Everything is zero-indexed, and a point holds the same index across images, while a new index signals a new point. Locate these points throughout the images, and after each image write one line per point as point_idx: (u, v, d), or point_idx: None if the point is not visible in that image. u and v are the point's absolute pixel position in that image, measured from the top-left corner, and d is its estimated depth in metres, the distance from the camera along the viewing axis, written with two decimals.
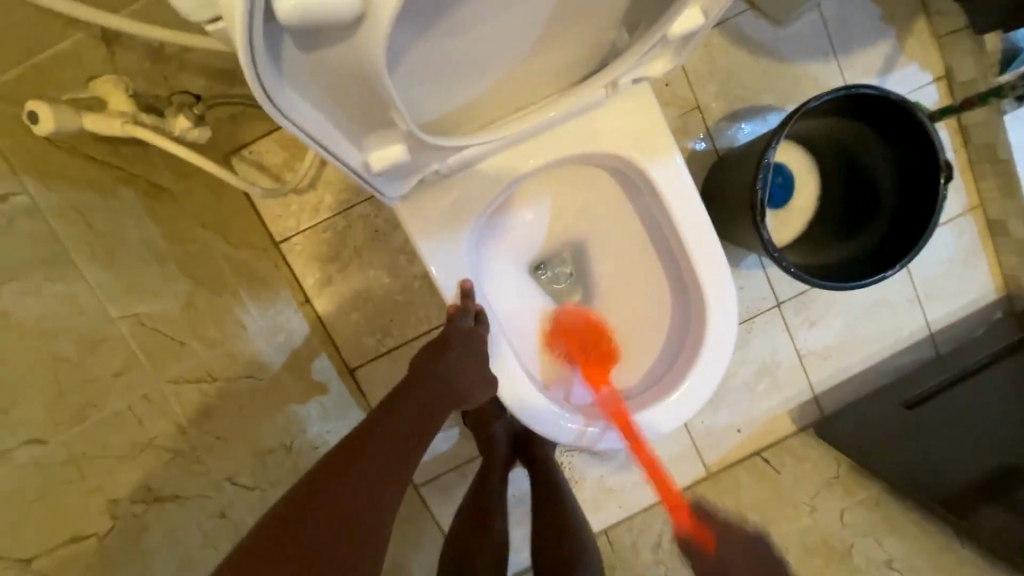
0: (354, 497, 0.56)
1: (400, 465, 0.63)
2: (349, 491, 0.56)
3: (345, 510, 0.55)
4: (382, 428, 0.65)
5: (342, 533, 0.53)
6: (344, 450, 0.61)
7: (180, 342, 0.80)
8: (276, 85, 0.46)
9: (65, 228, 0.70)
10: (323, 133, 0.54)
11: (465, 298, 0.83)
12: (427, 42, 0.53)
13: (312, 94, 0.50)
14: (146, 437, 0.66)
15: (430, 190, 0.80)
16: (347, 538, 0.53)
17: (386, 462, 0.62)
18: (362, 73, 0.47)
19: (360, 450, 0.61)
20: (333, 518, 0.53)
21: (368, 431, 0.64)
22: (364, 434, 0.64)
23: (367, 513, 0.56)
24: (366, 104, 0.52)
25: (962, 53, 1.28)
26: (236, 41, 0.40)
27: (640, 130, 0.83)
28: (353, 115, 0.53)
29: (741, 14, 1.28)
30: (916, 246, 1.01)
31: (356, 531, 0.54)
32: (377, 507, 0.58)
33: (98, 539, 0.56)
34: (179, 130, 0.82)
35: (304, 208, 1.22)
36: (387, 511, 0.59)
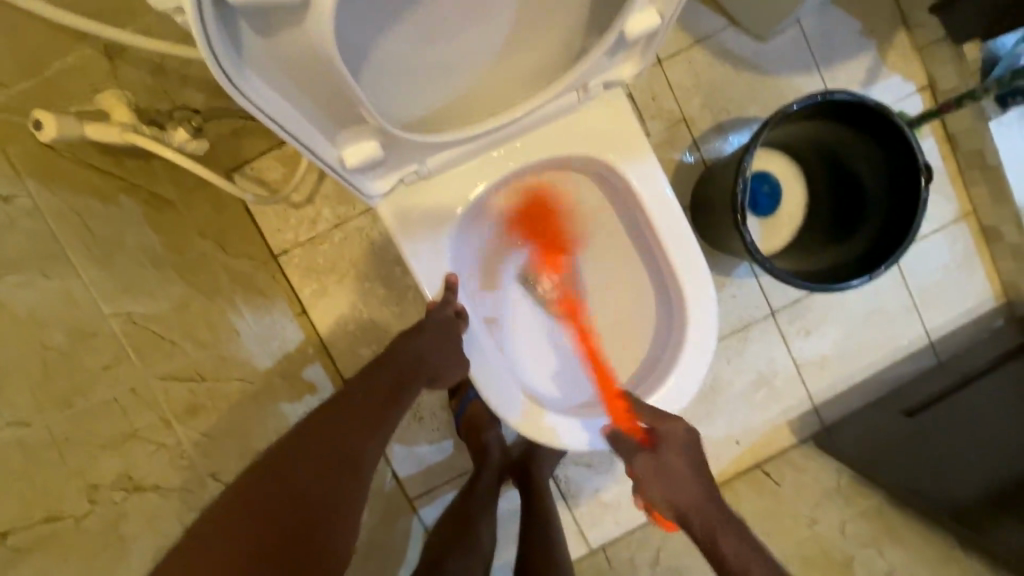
0: (332, 453, 0.63)
1: (375, 430, 0.70)
2: (326, 447, 0.63)
3: (325, 462, 0.62)
4: (353, 400, 0.71)
5: (324, 482, 0.60)
6: (319, 416, 0.67)
7: (171, 342, 0.83)
8: (239, 72, 0.51)
9: (64, 230, 0.74)
10: (293, 121, 0.59)
11: (447, 292, 0.85)
12: (383, 37, 0.57)
13: (278, 82, 0.55)
14: (130, 429, 0.68)
15: (412, 190, 0.83)
16: (329, 486, 0.60)
17: (361, 425, 0.69)
18: (318, 57, 0.52)
19: (334, 415, 0.68)
20: (314, 469, 0.60)
21: (342, 400, 0.71)
22: (339, 402, 0.71)
23: (346, 465, 0.63)
24: (331, 94, 0.57)
25: (944, 63, 1.31)
26: (190, 23, 0.44)
27: (615, 132, 0.86)
28: (321, 106, 0.59)
29: (723, 30, 1.32)
30: (903, 246, 1.01)
31: (336, 481, 0.61)
32: (356, 460, 0.65)
33: (74, 521, 0.57)
34: (178, 140, 0.87)
35: (302, 221, 1.26)
36: (366, 465, 0.66)
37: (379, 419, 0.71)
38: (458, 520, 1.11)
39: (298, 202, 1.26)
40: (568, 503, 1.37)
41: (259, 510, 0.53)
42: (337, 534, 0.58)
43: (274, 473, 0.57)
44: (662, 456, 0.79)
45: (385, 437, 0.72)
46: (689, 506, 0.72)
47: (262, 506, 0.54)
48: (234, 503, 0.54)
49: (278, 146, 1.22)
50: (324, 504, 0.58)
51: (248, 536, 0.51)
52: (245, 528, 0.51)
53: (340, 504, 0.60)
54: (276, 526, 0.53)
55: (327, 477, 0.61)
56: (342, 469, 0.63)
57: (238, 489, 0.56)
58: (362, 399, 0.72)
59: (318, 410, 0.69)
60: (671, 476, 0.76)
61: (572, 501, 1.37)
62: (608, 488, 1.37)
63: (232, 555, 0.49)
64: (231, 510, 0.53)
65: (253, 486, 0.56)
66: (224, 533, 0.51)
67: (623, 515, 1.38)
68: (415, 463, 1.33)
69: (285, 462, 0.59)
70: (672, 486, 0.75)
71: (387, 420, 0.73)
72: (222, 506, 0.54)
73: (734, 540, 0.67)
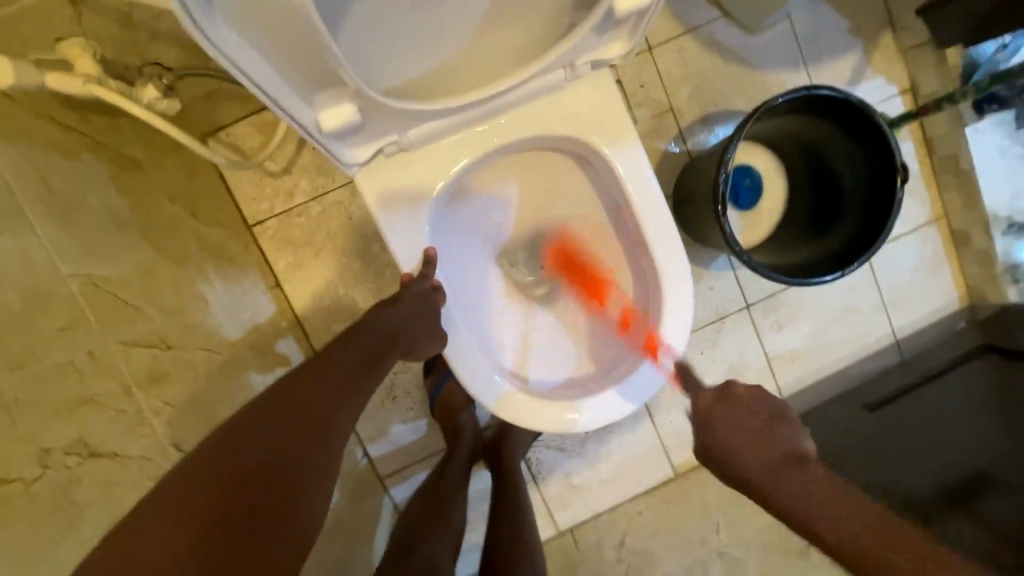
0: (299, 423, 0.61)
1: (348, 400, 0.69)
2: (294, 416, 0.62)
3: (293, 431, 0.60)
4: (323, 370, 0.69)
5: (289, 453, 0.58)
6: (288, 386, 0.65)
7: (134, 308, 0.80)
8: (206, 18, 0.49)
9: (21, 185, 0.70)
10: (266, 77, 0.57)
11: (425, 266, 0.84)
12: None
13: (249, 32, 0.53)
14: (87, 394, 0.65)
15: (393, 162, 0.82)
16: (298, 455, 0.58)
17: (334, 394, 0.67)
18: (288, 7, 0.50)
19: (304, 385, 0.66)
20: (280, 439, 0.58)
21: (312, 369, 0.69)
22: (311, 370, 0.69)
23: (313, 437, 0.61)
24: (305, 51, 0.55)
25: (926, 67, 1.32)
26: None
27: (601, 114, 0.85)
28: (296, 64, 0.57)
29: (714, 21, 1.32)
30: (875, 244, 1.03)
31: (305, 449, 0.60)
32: (326, 430, 0.63)
33: (24, 485, 0.55)
34: (147, 99, 0.84)
35: (278, 191, 1.23)
36: (338, 434, 0.65)
37: (348, 392, 0.69)
38: (429, 500, 1.11)
39: (274, 172, 1.22)
40: (537, 486, 1.37)
41: (222, 477, 0.52)
42: (304, 504, 0.56)
43: (239, 441, 0.56)
44: (732, 390, 0.74)
45: (356, 409, 0.70)
46: (782, 488, 0.62)
47: (225, 473, 0.52)
48: (193, 472, 0.52)
49: (254, 113, 1.18)
50: (291, 474, 0.57)
51: (209, 502, 0.49)
52: (205, 496, 0.50)
53: (308, 474, 0.58)
54: (239, 493, 0.51)
55: (296, 445, 0.59)
56: (312, 438, 0.61)
57: (199, 456, 0.54)
58: (334, 369, 0.70)
59: (288, 378, 0.67)
60: (731, 407, 0.72)
61: (541, 484, 1.37)
62: (578, 472, 1.38)
63: (191, 520, 0.48)
64: (192, 476, 0.51)
65: (218, 454, 0.54)
66: (184, 498, 0.49)
67: (591, 500, 1.38)
68: (387, 441, 1.32)
69: (251, 429, 0.57)
70: (771, 458, 0.65)
71: (360, 389, 0.71)
72: (183, 472, 0.52)
73: (838, 523, 0.58)
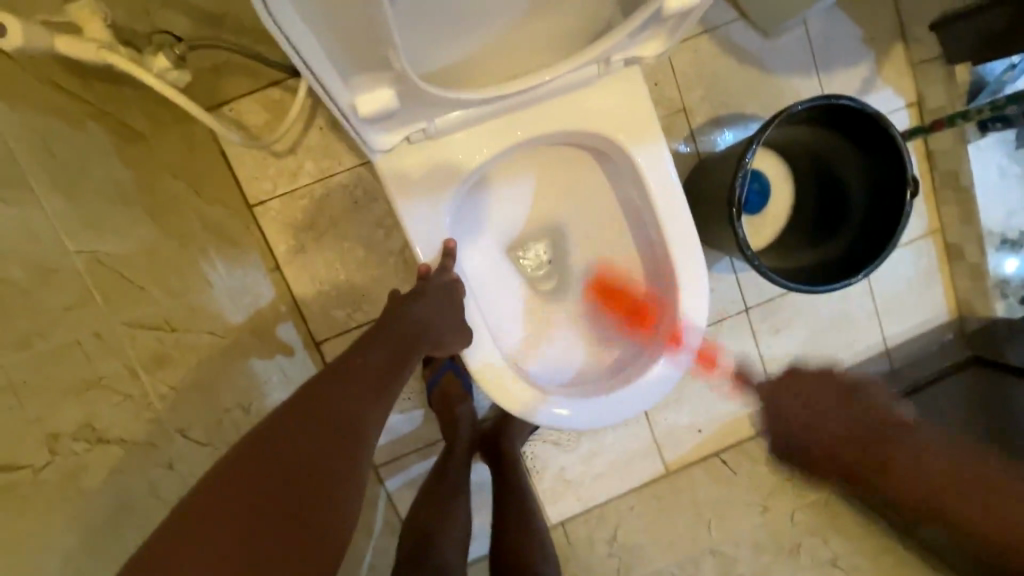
0: (328, 426, 0.60)
1: (376, 399, 0.68)
2: (323, 417, 0.60)
3: (323, 435, 0.58)
4: (351, 369, 0.68)
5: (318, 458, 0.56)
6: (316, 384, 0.64)
7: (139, 287, 0.77)
8: None
9: (25, 154, 0.66)
10: (312, 51, 0.55)
11: (445, 257, 0.84)
12: None
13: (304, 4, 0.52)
14: (94, 376, 0.63)
15: (415, 149, 0.81)
16: (332, 458, 0.58)
17: (362, 395, 0.66)
18: None
19: (334, 383, 0.65)
20: (309, 444, 0.57)
21: (339, 368, 0.68)
22: (339, 368, 0.67)
23: (342, 441, 0.60)
24: (355, 28, 0.54)
25: (933, 81, 1.34)
26: None
27: (629, 113, 0.84)
28: (344, 41, 0.55)
29: (730, 23, 1.32)
30: (882, 255, 1.05)
31: (338, 452, 0.59)
32: (356, 431, 0.62)
33: (32, 472, 0.52)
34: (157, 69, 0.81)
35: (282, 171, 1.20)
36: (368, 435, 0.64)
37: (376, 395, 0.68)
38: (432, 495, 1.11)
39: (279, 151, 1.19)
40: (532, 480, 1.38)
41: (257, 483, 0.51)
42: (338, 509, 0.56)
43: (273, 443, 0.55)
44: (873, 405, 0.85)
45: (383, 410, 0.68)
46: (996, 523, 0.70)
47: (260, 479, 0.51)
48: (223, 475, 0.51)
49: (261, 89, 1.13)
50: (321, 479, 0.55)
51: (246, 510, 0.49)
52: (243, 503, 0.49)
53: (340, 478, 0.57)
54: (273, 501, 0.51)
55: (325, 451, 0.58)
56: (344, 441, 0.60)
57: (232, 458, 0.53)
58: (361, 369, 0.68)
59: (318, 376, 0.66)
60: (822, 418, 0.85)
61: (536, 477, 1.37)
62: (572, 467, 1.39)
63: (229, 529, 0.47)
64: (228, 480, 0.50)
65: (252, 457, 0.53)
66: (222, 505, 0.48)
67: (583, 494, 1.39)
68: (383, 431, 1.31)
69: (283, 430, 0.56)
70: (901, 453, 0.76)
71: (387, 391, 0.70)
72: (218, 475, 0.51)
73: (1005, 514, 0.69)
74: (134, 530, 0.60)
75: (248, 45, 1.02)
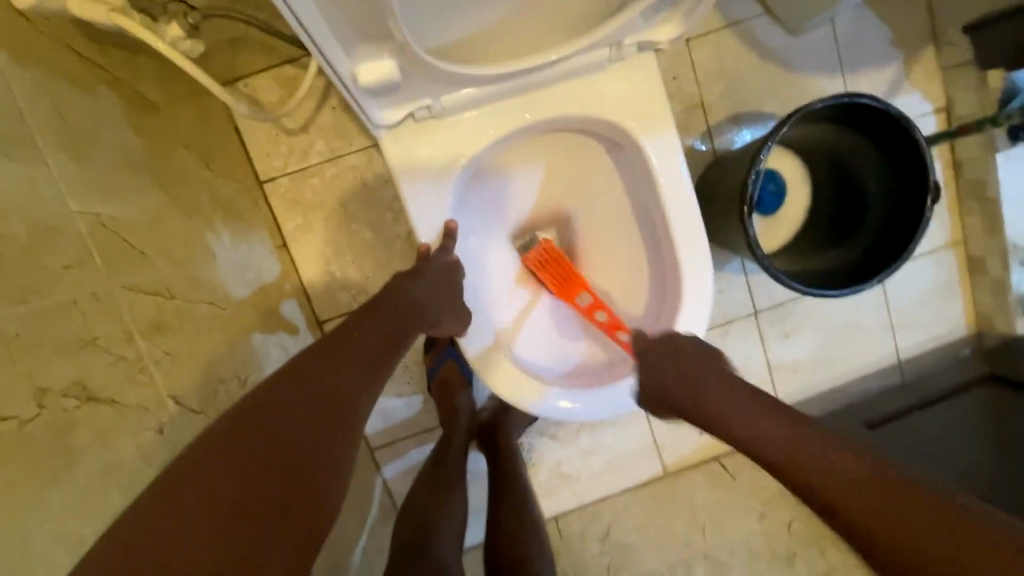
0: (318, 401, 0.59)
1: (369, 379, 0.66)
2: (314, 391, 0.59)
3: (312, 409, 0.58)
4: (348, 342, 0.67)
5: (308, 431, 0.56)
6: (309, 356, 0.63)
7: (141, 253, 0.77)
8: None
9: (35, 114, 0.67)
10: (313, 19, 0.55)
11: (445, 238, 0.83)
12: None
13: None
14: (89, 335, 0.63)
15: (421, 129, 0.80)
16: (322, 433, 0.57)
17: (354, 370, 0.65)
18: None
19: (324, 360, 0.63)
20: (299, 417, 0.56)
21: (333, 342, 0.67)
22: (330, 346, 0.66)
23: (332, 416, 0.59)
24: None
25: (965, 87, 1.29)
26: None
27: (642, 100, 0.83)
28: (347, 7, 0.56)
29: (755, 18, 1.28)
30: (898, 261, 1.02)
31: (326, 428, 0.58)
32: (346, 410, 0.61)
33: (20, 424, 0.52)
34: (170, 37, 0.81)
35: (293, 149, 1.20)
36: (357, 415, 0.62)
37: (370, 370, 0.67)
38: (427, 482, 1.10)
39: (292, 130, 1.19)
40: (528, 473, 1.37)
41: (243, 461, 0.50)
42: (327, 482, 0.55)
43: (259, 419, 0.53)
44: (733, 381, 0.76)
45: (377, 387, 0.67)
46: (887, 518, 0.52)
47: (243, 455, 0.50)
48: (208, 444, 0.50)
49: (276, 66, 1.14)
50: (309, 453, 0.55)
51: (230, 487, 0.48)
52: (229, 480, 0.48)
53: (328, 456, 0.56)
54: (259, 478, 0.50)
55: (314, 424, 0.57)
56: (332, 420, 0.59)
57: (215, 434, 0.51)
58: (356, 344, 0.67)
59: (308, 353, 0.64)
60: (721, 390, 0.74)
61: (532, 470, 1.37)
62: (569, 462, 1.37)
63: (215, 506, 0.46)
64: (212, 456, 0.49)
65: (236, 433, 0.51)
66: (206, 482, 0.47)
67: (579, 490, 1.39)
68: (382, 414, 1.31)
69: (268, 406, 0.55)
70: (799, 439, 0.63)
71: (382, 367, 0.69)
72: (201, 450, 0.49)
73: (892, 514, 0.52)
74: (118, 490, 0.61)
75: (264, 20, 1.02)
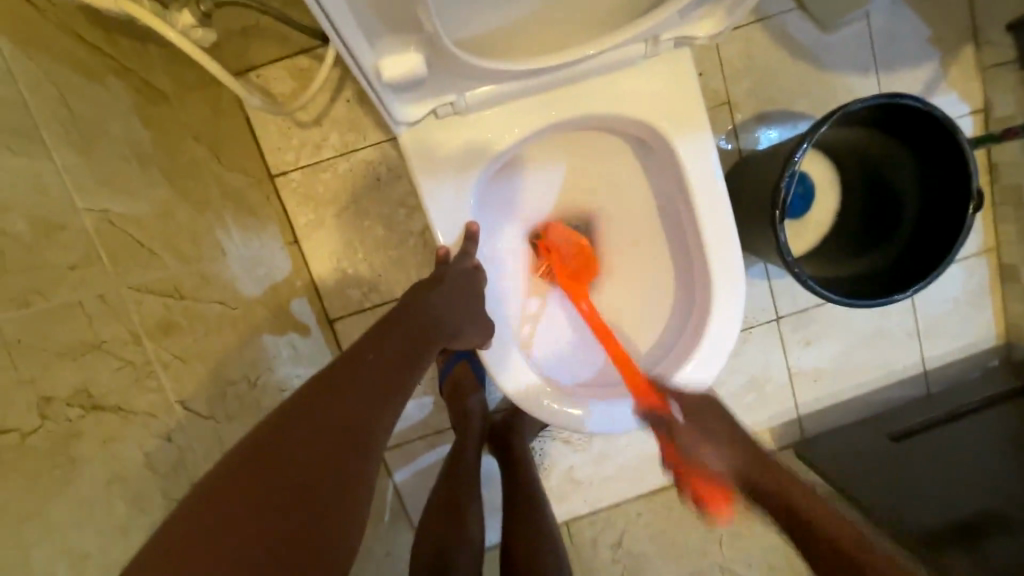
0: (340, 423, 0.54)
1: (389, 399, 0.62)
2: (335, 414, 0.55)
3: (334, 432, 0.53)
4: (367, 360, 0.63)
5: (330, 458, 0.51)
6: (328, 374, 0.59)
7: (149, 251, 0.74)
8: None
9: (40, 105, 0.63)
10: (336, 10, 0.51)
11: (467, 241, 0.79)
12: None
13: None
14: (95, 339, 0.60)
15: (443, 125, 0.76)
16: (345, 459, 0.52)
17: (374, 391, 0.60)
18: None
19: (341, 381, 0.58)
20: (321, 441, 0.51)
21: (353, 360, 0.62)
22: (345, 365, 0.61)
23: (354, 441, 0.54)
24: None
25: (1005, 88, 1.24)
26: None
27: (675, 98, 0.79)
28: None
29: (787, 12, 1.23)
30: (937, 270, 0.97)
31: (348, 455, 0.53)
32: (366, 434, 0.56)
33: (21, 436, 0.49)
34: (182, 25, 0.78)
35: (306, 143, 1.16)
36: (378, 440, 0.58)
37: (390, 391, 0.63)
38: (441, 487, 1.07)
39: (304, 122, 1.16)
40: (541, 476, 1.34)
41: (265, 490, 0.44)
42: (351, 514, 0.50)
43: (278, 445, 0.48)
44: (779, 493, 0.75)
45: (396, 410, 0.63)
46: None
47: (265, 484, 0.45)
48: (228, 471, 0.45)
49: (290, 55, 1.10)
50: (333, 482, 0.50)
51: (252, 523, 0.42)
52: (250, 515, 0.42)
53: (352, 485, 0.51)
54: (283, 512, 0.44)
55: (337, 450, 0.52)
56: (353, 445, 0.54)
57: (228, 462, 0.46)
58: (375, 363, 0.63)
59: (323, 373, 0.59)
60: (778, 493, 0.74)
61: (545, 474, 1.34)
62: (582, 467, 1.34)
63: (236, 546, 0.40)
64: (229, 488, 0.43)
65: (254, 462, 0.46)
66: (224, 518, 0.41)
67: (592, 495, 1.35)
68: None
69: (290, 429, 0.50)
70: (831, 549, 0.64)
71: (401, 388, 0.65)
72: (213, 482, 0.44)
73: None
74: (123, 501, 0.58)
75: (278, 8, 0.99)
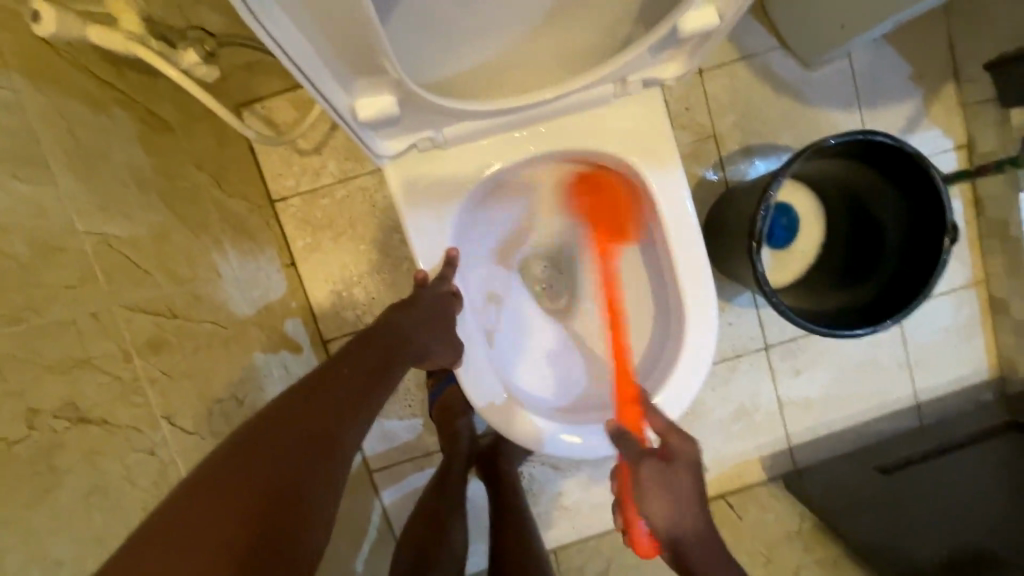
0: (308, 430, 0.57)
1: (360, 409, 0.64)
2: (304, 422, 0.57)
3: (302, 438, 0.55)
4: (340, 374, 0.66)
5: (297, 462, 0.53)
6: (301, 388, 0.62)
7: (146, 272, 0.79)
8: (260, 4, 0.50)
9: (49, 136, 0.69)
10: (308, 60, 0.57)
11: (446, 266, 0.83)
12: None
13: (301, 18, 0.54)
14: (83, 355, 0.63)
15: (426, 157, 0.81)
16: (312, 464, 0.54)
17: (344, 402, 0.63)
18: None
19: (309, 395, 0.61)
20: (289, 447, 0.54)
21: (326, 373, 0.65)
22: (318, 380, 0.64)
23: (320, 447, 0.56)
24: (356, 42, 0.56)
25: (986, 124, 1.26)
26: None
27: (646, 133, 0.83)
28: (342, 52, 0.58)
29: (770, 50, 1.28)
30: (913, 303, 0.99)
31: (313, 460, 0.55)
32: (337, 439, 0.59)
33: (6, 445, 0.52)
34: (186, 62, 0.85)
35: (305, 170, 1.22)
36: (347, 445, 0.60)
37: (361, 400, 0.65)
38: (426, 509, 1.08)
39: (304, 150, 1.21)
40: (529, 501, 1.34)
41: (230, 492, 0.47)
42: (312, 517, 0.51)
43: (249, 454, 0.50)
44: (673, 470, 0.73)
45: (367, 420, 0.65)
46: (691, 539, 0.67)
47: (230, 487, 0.47)
48: (200, 477, 0.48)
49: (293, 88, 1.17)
50: (298, 485, 0.51)
51: (227, 522, 0.45)
52: (223, 515, 0.45)
53: (317, 488, 0.53)
54: (255, 512, 0.47)
55: (304, 455, 0.54)
56: (323, 450, 0.56)
57: (201, 474, 0.48)
58: (347, 375, 0.66)
59: (292, 390, 0.61)
60: (678, 497, 0.70)
61: (533, 499, 1.34)
62: (571, 493, 1.34)
63: (211, 547, 0.43)
64: (201, 497, 0.46)
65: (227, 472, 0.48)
66: (199, 519, 0.44)
67: (581, 522, 1.35)
68: (383, 436, 1.30)
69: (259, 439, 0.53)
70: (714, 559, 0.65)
71: (373, 398, 0.67)
72: (186, 492, 0.46)
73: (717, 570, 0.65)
74: (102, 512, 0.60)
75: None
